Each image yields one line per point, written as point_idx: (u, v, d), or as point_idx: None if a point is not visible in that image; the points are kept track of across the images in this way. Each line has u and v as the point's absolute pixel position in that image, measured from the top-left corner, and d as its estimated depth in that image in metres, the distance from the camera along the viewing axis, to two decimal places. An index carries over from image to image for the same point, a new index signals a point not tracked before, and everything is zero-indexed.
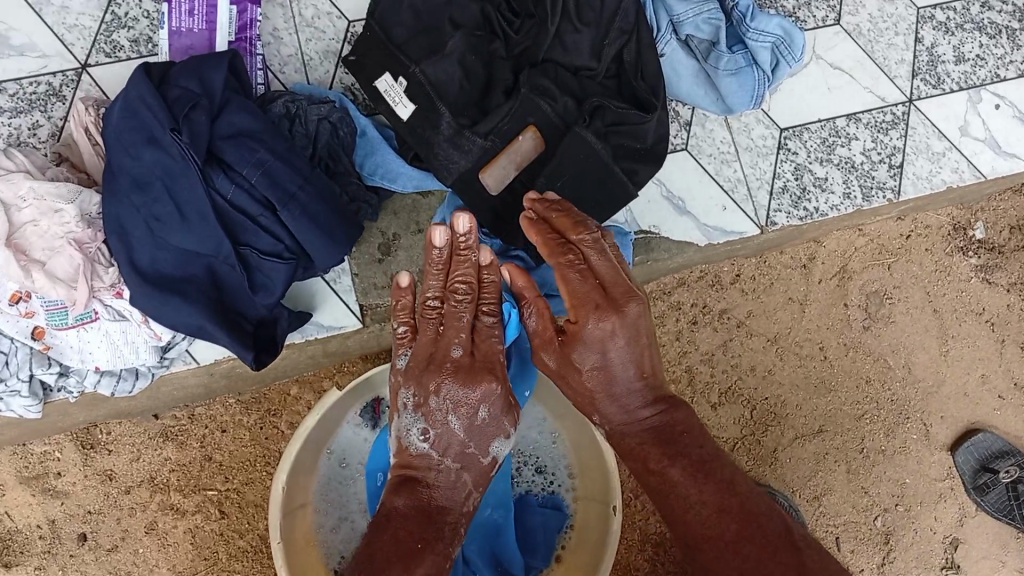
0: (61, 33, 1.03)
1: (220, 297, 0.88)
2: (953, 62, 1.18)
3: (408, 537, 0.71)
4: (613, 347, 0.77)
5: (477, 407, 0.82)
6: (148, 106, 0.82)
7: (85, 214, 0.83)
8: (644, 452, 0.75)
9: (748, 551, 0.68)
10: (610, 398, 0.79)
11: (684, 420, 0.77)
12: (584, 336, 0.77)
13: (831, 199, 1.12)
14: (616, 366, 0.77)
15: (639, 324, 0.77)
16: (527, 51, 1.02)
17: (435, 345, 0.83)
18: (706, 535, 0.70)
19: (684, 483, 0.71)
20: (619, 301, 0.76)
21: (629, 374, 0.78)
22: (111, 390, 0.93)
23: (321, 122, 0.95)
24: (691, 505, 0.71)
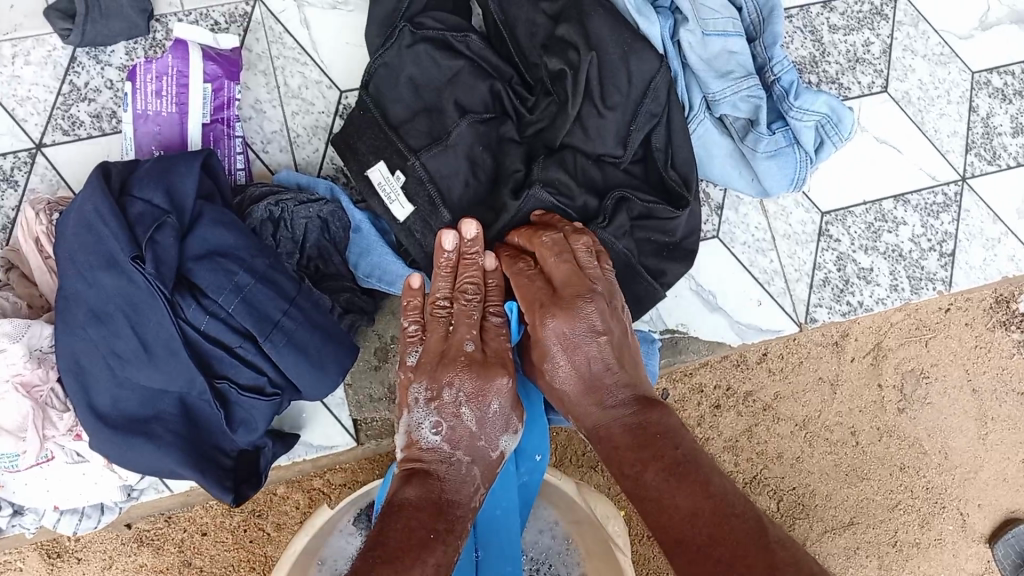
0: (11, 107, 0.91)
1: (195, 435, 0.77)
2: (1010, 134, 1.07)
3: (421, 528, 0.61)
4: (572, 340, 0.72)
5: (491, 399, 0.72)
6: (107, 225, 0.71)
7: (33, 350, 0.72)
8: (614, 454, 0.67)
9: (717, 553, 0.57)
10: (585, 396, 0.72)
11: (662, 420, 0.68)
12: (544, 333, 0.74)
13: (876, 293, 1.01)
14: (581, 358, 0.72)
15: (598, 312, 0.73)
16: (542, 131, 0.89)
17: (446, 338, 0.75)
18: (677, 540, 0.60)
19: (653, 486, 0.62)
20: (571, 293, 0.74)
21: (598, 368, 0.72)
22: (72, 530, 0.82)
23: (309, 221, 0.84)
24: (662, 510, 0.61)
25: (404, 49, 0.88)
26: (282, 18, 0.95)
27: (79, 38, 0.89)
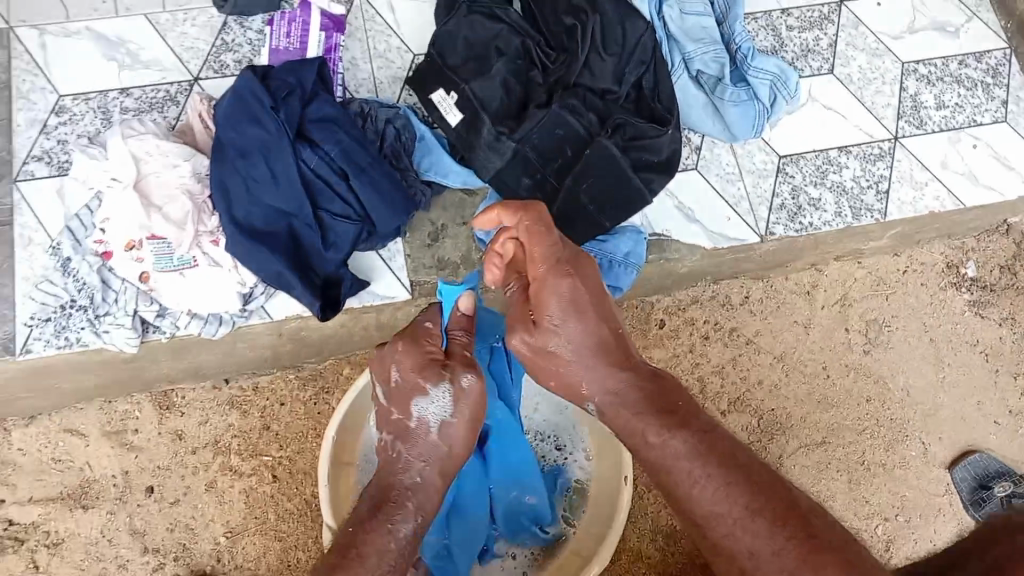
0: (180, 53, 1.25)
1: (297, 251, 1.06)
2: (934, 108, 1.36)
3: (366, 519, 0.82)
4: (568, 318, 0.85)
5: (430, 386, 0.89)
6: (254, 94, 1.03)
7: (198, 174, 1.05)
8: (617, 412, 0.83)
9: (732, 488, 0.72)
10: (589, 368, 0.86)
11: (676, 389, 0.83)
12: (546, 306, 0.85)
13: (824, 216, 1.28)
14: (575, 331, 0.85)
15: (587, 286, 0.86)
16: (560, 76, 1.21)
17: (422, 375, 0.89)
18: (715, 513, 0.72)
19: (669, 451, 0.76)
20: (551, 265, 0.84)
21: (589, 341, 0.86)
22: (199, 330, 1.11)
23: (388, 123, 1.17)
24: (696, 481, 0.74)
25: (462, 16, 1.21)
26: (375, 5, 1.31)
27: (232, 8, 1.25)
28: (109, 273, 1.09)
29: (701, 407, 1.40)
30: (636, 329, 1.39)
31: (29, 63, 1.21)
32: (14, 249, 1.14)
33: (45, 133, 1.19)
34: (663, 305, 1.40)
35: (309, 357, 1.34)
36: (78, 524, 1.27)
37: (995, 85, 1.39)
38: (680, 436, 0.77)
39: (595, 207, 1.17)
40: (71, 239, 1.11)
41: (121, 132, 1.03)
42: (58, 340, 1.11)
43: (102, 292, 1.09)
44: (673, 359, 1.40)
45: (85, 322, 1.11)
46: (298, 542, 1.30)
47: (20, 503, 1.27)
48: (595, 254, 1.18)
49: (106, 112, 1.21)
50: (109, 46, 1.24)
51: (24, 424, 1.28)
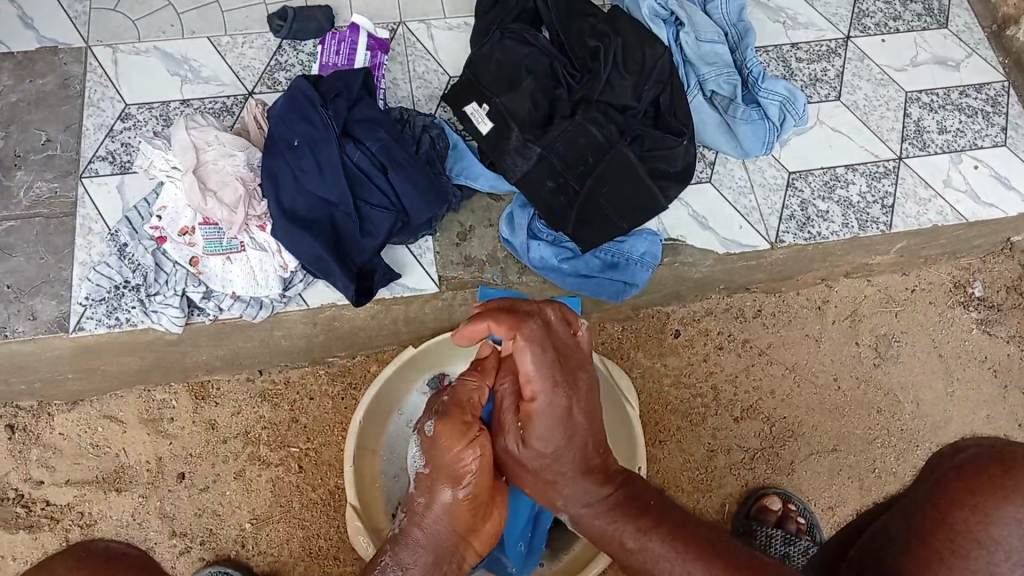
0: (237, 71, 1.33)
1: (337, 238, 1.14)
2: (937, 132, 1.44)
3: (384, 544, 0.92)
4: (553, 409, 0.84)
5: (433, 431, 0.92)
6: (306, 94, 1.13)
7: (252, 165, 1.15)
8: (604, 532, 0.82)
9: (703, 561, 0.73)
10: (572, 482, 0.87)
11: (657, 496, 0.85)
12: (534, 427, 0.86)
13: (831, 227, 1.36)
14: (554, 443, 0.86)
15: (585, 398, 0.87)
16: (584, 95, 1.28)
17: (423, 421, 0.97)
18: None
19: (661, 551, 0.76)
20: (578, 388, 0.86)
21: (581, 484, 0.86)
22: (239, 312, 1.20)
23: (424, 130, 1.26)
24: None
25: (496, 41, 1.28)
26: (416, 32, 1.39)
27: (286, 31, 1.33)
28: (162, 257, 1.18)
29: (714, 413, 1.44)
30: (652, 338, 1.44)
31: (101, 76, 1.30)
32: (74, 237, 1.22)
33: (111, 136, 1.28)
34: (679, 316, 1.45)
35: (339, 352, 1.39)
36: (110, 506, 1.32)
37: (994, 114, 1.47)
38: (660, 531, 0.78)
39: (613, 210, 1.24)
40: (129, 226, 1.19)
41: (184, 123, 1.12)
42: (109, 319, 1.19)
43: (155, 273, 1.17)
44: (688, 366, 1.44)
45: (135, 302, 1.19)
46: (321, 530, 1.34)
47: (56, 485, 1.32)
48: (612, 253, 1.27)
49: (167, 120, 1.30)
50: (173, 62, 1.33)
51: (66, 409, 1.34)
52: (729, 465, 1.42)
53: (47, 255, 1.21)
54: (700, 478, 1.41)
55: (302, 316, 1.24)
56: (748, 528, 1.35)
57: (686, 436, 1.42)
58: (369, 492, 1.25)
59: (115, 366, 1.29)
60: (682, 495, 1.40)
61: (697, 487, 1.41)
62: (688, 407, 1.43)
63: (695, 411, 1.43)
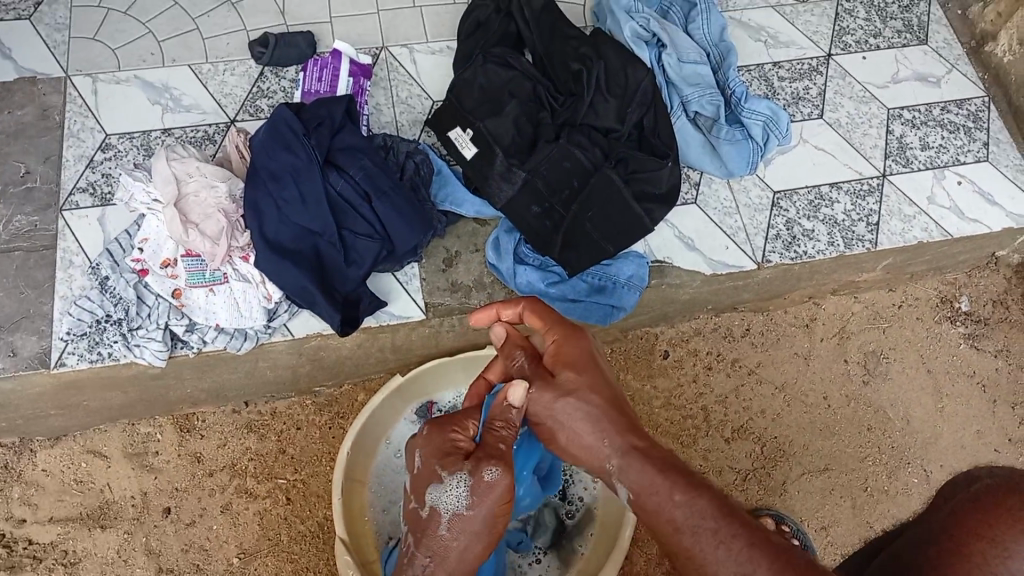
0: (218, 98, 1.32)
1: (321, 268, 1.13)
2: (920, 148, 1.45)
3: None
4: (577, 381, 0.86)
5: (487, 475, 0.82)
6: (287, 123, 1.12)
7: (234, 196, 1.14)
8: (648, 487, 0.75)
9: (728, 546, 0.67)
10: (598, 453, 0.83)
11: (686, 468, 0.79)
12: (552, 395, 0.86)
13: (817, 245, 1.36)
14: (583, 430, 0.84)
15: (595, 383, 0.86)
16: (568, 119, 1.28)
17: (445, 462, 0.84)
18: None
19: (685, 522, 0.70)
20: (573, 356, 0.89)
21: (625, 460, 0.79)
22: (224, 345, 1.17)
23: (409, 157, 1.24)
24: (719, 541, 0.68)
25: (479, 65, 1.27)
26: (399, 57, 1.38)
27: (268, 58, 1.33)
28: (144, 290, 1.17)
29: (705, 434, 1.43)
30: (640, 359, 1.44)
31: (81, 106, 1.29)
32: (55, 270, 1.20)
33: (90, 167, 1.26)
34: (667, 336, 1.45)
35: (326, 382, 1.38)
36: (94, 544, 1.29)
37: (976, 129, 1.47)
38: (704, 499, 0.71)
39: (600, 234, 1.23)
40: (110, 260, 1.18)
41: (164, 155, 1.11)
42: (90, 354, 1.16)
43: (137, 307, 1.16)
44: (677, 387, 1.44)
45: (117, 336, 1.17)
46: (310, 563, 1.32)
47: (39, 523, 1.29)
48: (599, 276, 1.27)
49: (148, 150, 1.28)
50: (154, 91, 1.31)
51: (49, 445, 1.32)
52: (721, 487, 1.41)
53: (27, 289, 1.19)
54: None
55: (286, 346, 1.23)
56: None
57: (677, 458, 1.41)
58: (358, 523, 1.23)
59: (97, 401, 1.26)
60: None
61: None
62: (679, 428, 1.42)
63: (686, 433, 1.42)
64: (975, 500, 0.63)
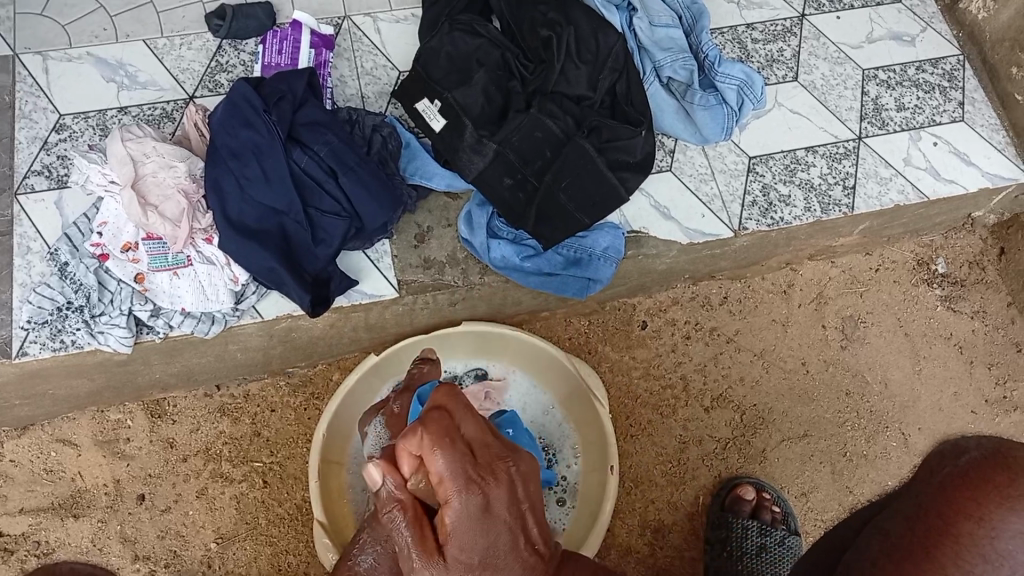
0: (176, 74, 1.28)
1: (288, 249, 1.10)
2: (895, 110, 1.43)
3: None
4: (483, 543, 0.62)
5: None
6: (246, 99, 1.08)
7: (193, 175, 1.10)
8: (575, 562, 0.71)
9: None
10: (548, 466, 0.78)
11: None
12: None
13: (794, 211, 1.34)
14: None
15: (523, 460, 0.67)
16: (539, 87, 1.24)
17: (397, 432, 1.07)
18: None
19: None
20: (524, 467, 0.66)
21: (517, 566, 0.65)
22: (191, 330, 1.14)
23: (375, 130, 1.20)
24: None
25: (445, 32, 1.23)
26: (362, 27, 1.34)
27: (225, 31, 1.28)
28: (105, 275, 1.13)
29: (685, 405, 1.42)
30: (619, 331, 1.43)
31: (30, 82, 1.24)
32: (11, 256, 1.16)
33: (44, 148, 1.21)
34: (645, 307, 1.44)
35: (299, 362, 1.36)
36: (69, 534, 1.27)
37: (952, 88, 1.46)
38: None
39: (574, 205, 1.20)
40: (69, 245, 1.14)
41: (119, 134, 1.07)
42: (53, 342, 1.12)
43: (99, 292, 1.12)
44: (655, 357, 1.43)
45: (80, 324, 1.12)
46: (290, 546, 1.31)
47: (10, 514, 1.26)
48: (575, 249, 1.25)
49: (105, 130, 1.24)
50: (109, 68, 1.26)
51: (16, 435, 1.29)
52: (701, 457, 1.41)
53: None
54: (674, 470, 1.40)
55: (257, 328, 1.20)
56: (723, 520, 1.35)
57: (657, 429, 1.41)
58: (337, 507, 1.22)
59: (63, 390, 1.23)
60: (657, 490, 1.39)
61: (670, 480, 1.39)
62: (658, 399, 1.42)
63: (665, 403, 1.42)
64: None
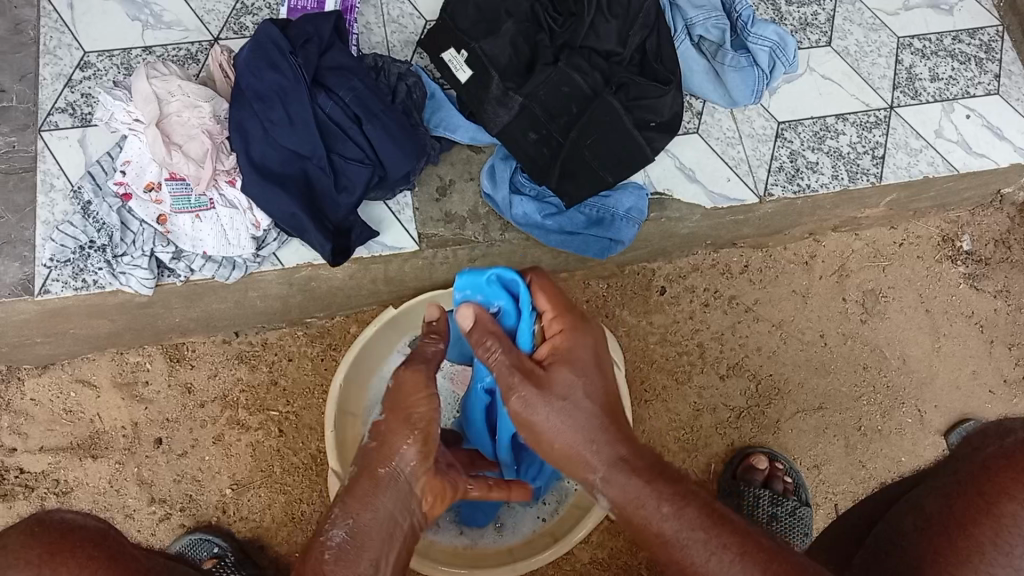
0: (201, 14, 1.26)
1: (311, 195, 1.10)
2: (929, 80, 1.40)
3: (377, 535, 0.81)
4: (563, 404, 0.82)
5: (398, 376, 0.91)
6: (273, 40, 1.07)
7: (218, 116, 1.10)
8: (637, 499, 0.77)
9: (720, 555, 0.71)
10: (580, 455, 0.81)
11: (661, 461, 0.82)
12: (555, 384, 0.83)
13: (821, 179, 1.32)
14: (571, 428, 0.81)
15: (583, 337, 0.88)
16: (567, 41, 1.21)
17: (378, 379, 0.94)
18: None
19: (673, 534, 0.74)
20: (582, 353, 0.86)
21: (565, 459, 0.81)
22: (212, 274, 1.15)
23: (400, 79, 1.18)
24: (711, 552, 0.72)
25: None
26: None
27: None
28: (128, 216, 1.13)
29: (700, 371, 1.42)
30: (637, 295, 1.42)
31: (57, 21, 1.23)
32: (36, 195, 1.16)
33: (70, 87, 1.21)
34: (665, 273, 1.43)
35: (317, 314, 1.36)
36: (86, 474, 1.29)
37: (988, 61, 1.43)
38: (690, 508, 0.75)
39: (598, 162, 1.19)
40: (92, 183, 1.13)
41: (145, 72, 1.06)
42: (75, 282, 1.13)
43: (121, 232, 1.12)
44: (672, 323, 1.42)
45: (102, 263, 1.13)
46: (303, 496, 1.32)
47: (30, 452, 1.29)
48: (598, 208, 1.23)
49: (129, 69, 1.23)
50: (134, 7, 1.26)
51: (37, 374, 1.30)
52: (714, 424, 1.41)
53: (9, 214, 1.15)
54: (686, 437, 1.40)
55: (277, 276, 1.20)
56: (735, 489, 1.36)
57: (671, 396, 1.41)
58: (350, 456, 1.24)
59: (84, 330, 1.23)
60: (669, 455, 1.39)
61: (682, 446, 1.40)
62: (673, 364, 1.41)
63: (680, 369, 1.41)
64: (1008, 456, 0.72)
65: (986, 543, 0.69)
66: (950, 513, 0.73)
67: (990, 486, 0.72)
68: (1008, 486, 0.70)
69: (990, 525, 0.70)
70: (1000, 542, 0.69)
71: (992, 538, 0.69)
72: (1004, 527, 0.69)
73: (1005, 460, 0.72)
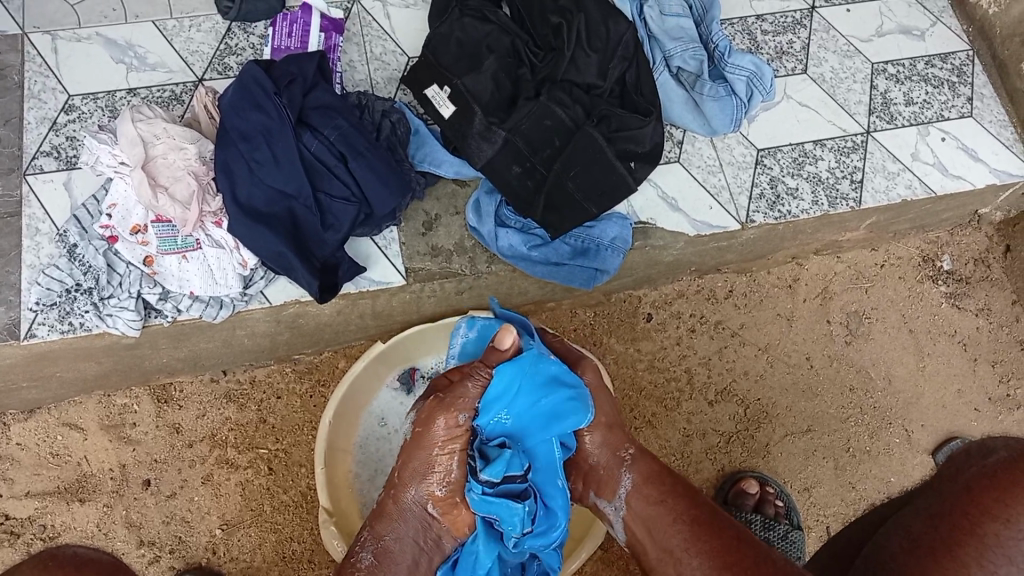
0: (185, 56, 1.28)
1: (297, 234, 1.10)
2: (904, 104, 1.43)
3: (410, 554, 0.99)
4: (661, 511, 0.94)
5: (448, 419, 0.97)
6: (258, 82, 1.08)
7: (204, 158, 1.11)
8: (654, 497, 0.96)
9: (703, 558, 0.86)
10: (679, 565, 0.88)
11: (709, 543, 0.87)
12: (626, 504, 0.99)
13: (801, 205, 1.34)
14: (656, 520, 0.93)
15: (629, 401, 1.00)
16: (548, 74, 1.23)
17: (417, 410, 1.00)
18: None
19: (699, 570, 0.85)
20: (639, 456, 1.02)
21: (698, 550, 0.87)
22: (199, 313, 1.15)
23: (384, 116, 1.20)
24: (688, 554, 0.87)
25: (454, 18, 1.22)
26: (371, 11, 1.33)
27: (236, 14, 1.27)
28: (114, 258, 1.13)
29: (689, 397, 1.43)
30: (624, 323, 1.43)
31: (41, 65, 1.24)
32: (21, 239, 1.16)
33: (54, 130, 1.21)
34: (651, 299, 1.44)
35: (305, 350, 1.36)
36: (74, 518, 1.28)
37: (961, 84, 1.46)
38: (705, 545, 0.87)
39: (582, 195, 1.20)
40: (77, 226, 1.13)
41: (130, 115, 1.07)
42: (61, 325, 1.13)
43: (108, 275, 1.12)
44: (660, 349, 1.43)
45: (88, 306, 1.13)
46: (294, 534, 1.31)
47: (16, 498, 1.27)
48: (583, 239, 1.25)
49: (114, 111, 1.24)
50: (118, 50, 1.27)
51: (23, 418, 1.29)
52: (704, 450, 1.42)
53: None
54: (677, 464, 1.41)
55: (264, 314, 1.20)
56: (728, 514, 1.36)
57: (661, 423, 1.41)
58: (340, 493, 1.24)
59: (70, 373, 1.22)
60: None
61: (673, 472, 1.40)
62: (662, 391, 1.42)
63: (669, 396, 1.42)
64: (992, 478, 0.72)
65: (971, 564, 0.68)
66: (933, 530, 0.72)
67: (973, 506, 0.71)
68: (992, 507, 0.70)
69: (975, 546, 0.69)
70: (985, 563, 0.68)
71: (977, 558, 0.68)
72: (988, 548, 0.69)
73: (988, 479, 0.72)
